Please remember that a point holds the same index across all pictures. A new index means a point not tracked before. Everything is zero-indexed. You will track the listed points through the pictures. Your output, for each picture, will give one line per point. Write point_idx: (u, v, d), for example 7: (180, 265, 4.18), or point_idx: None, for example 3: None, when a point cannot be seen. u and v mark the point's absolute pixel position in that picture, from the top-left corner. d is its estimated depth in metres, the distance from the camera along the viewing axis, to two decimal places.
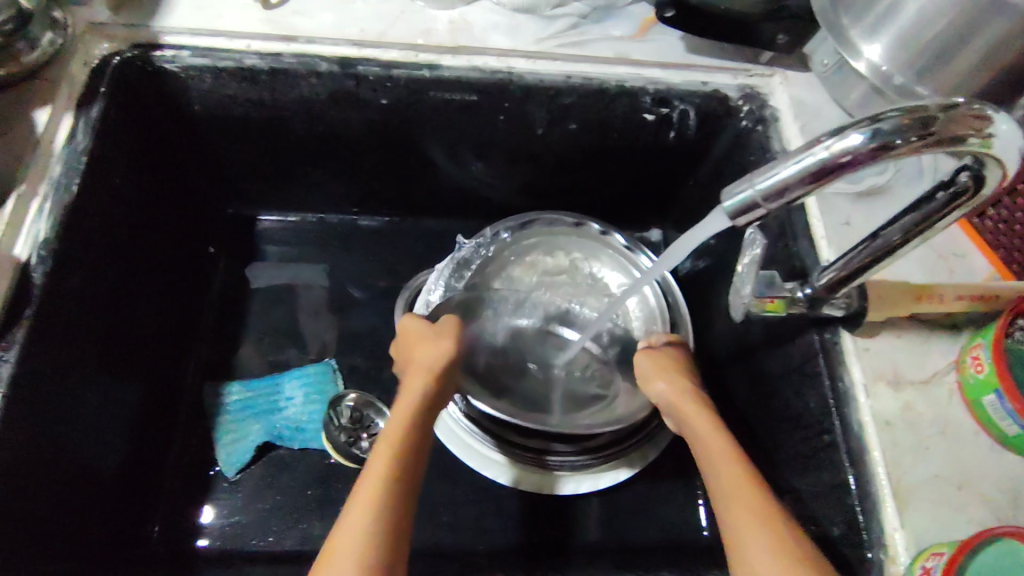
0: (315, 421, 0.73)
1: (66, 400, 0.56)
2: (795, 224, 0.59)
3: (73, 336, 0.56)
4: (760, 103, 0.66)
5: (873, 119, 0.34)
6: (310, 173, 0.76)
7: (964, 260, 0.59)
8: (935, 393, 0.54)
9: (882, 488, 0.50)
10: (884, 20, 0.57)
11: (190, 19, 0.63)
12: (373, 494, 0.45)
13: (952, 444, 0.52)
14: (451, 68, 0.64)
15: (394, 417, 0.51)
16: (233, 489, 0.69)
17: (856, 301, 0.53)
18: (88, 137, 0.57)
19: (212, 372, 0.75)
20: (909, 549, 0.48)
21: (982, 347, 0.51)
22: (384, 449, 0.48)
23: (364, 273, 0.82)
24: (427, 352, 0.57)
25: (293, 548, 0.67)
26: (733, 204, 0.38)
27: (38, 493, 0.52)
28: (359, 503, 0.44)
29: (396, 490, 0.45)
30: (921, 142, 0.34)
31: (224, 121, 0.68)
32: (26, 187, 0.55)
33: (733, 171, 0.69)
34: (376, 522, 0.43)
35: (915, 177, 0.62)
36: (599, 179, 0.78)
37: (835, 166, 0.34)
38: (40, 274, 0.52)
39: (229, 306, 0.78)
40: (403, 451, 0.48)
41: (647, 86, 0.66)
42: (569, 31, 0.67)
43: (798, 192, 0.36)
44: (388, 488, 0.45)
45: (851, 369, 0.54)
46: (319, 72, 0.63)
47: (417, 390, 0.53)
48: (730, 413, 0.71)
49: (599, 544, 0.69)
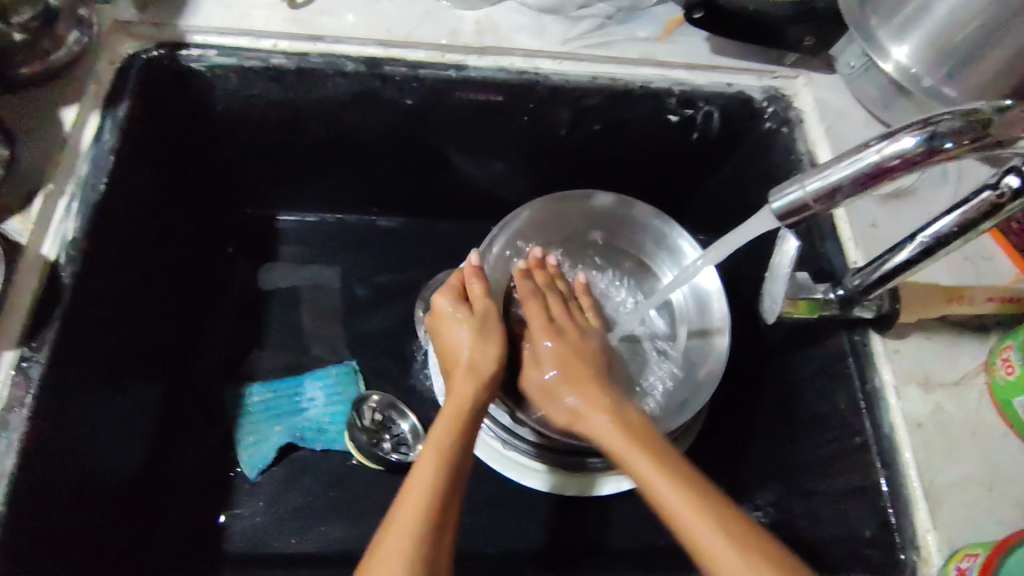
0: (336, 422, 0.73)
1: (92, 401, 0.55)
2: (823, 225, 0.59)
3: (99, 336, 0.56)
4: (784, 105, 0.66)
5: (925, 122, 0.34)
6: (331, 173, 0.76)
7: (990, 261, 0.59)
8: (965, 395, 0.54)
9: (915, 489, 0.50)
10: (913, 22, 0.57)
11: (216, 18, 0.62)
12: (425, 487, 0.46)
13: (983, 446, 0.52)
14: (477, 69, 0.64)
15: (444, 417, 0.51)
16: (254, 491, 0.69)
17: (888, 303, 0.53)
18: (115, 136, 0.57)
19: (232, 372, 0.74)
20: (943, 550, 0.48)
21: (1012, 349, 0.51)
22: (426, 460, 0.48)
23: (383, 273, 0.82)
24: (475, 356, 0.56)
25: (315, 550, 0.67)
26: (780, 205, 0.38)
27: (67, 494, 0.52)
28: (411, 500, 0.45)
29: (448, 489, 0.46)
30: (974, 145, 0.34)
31: (247, 120, 0.68)
32: (54, 186, 0.54)
33: (758, 172, 0.69)
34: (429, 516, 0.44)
35: (940, 180, 0.62)
36: (620, 180, 0.78)
37: (887, 169, 0.35)
38: (69, 275, 0.52)
39: (249, 306, 0.78)
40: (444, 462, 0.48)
41: (672, 87, 0.66)
42: (595, 31, 0.67)
43: (848, 194, 0.36)
44: (445, 489, 0.46)
45: (881, 371, 0.54)
46: (345, 72, 0.63)
47: (469, 391, 0.53)
48: (753, 414, 0.71)
49: (623, 546, 0.69)
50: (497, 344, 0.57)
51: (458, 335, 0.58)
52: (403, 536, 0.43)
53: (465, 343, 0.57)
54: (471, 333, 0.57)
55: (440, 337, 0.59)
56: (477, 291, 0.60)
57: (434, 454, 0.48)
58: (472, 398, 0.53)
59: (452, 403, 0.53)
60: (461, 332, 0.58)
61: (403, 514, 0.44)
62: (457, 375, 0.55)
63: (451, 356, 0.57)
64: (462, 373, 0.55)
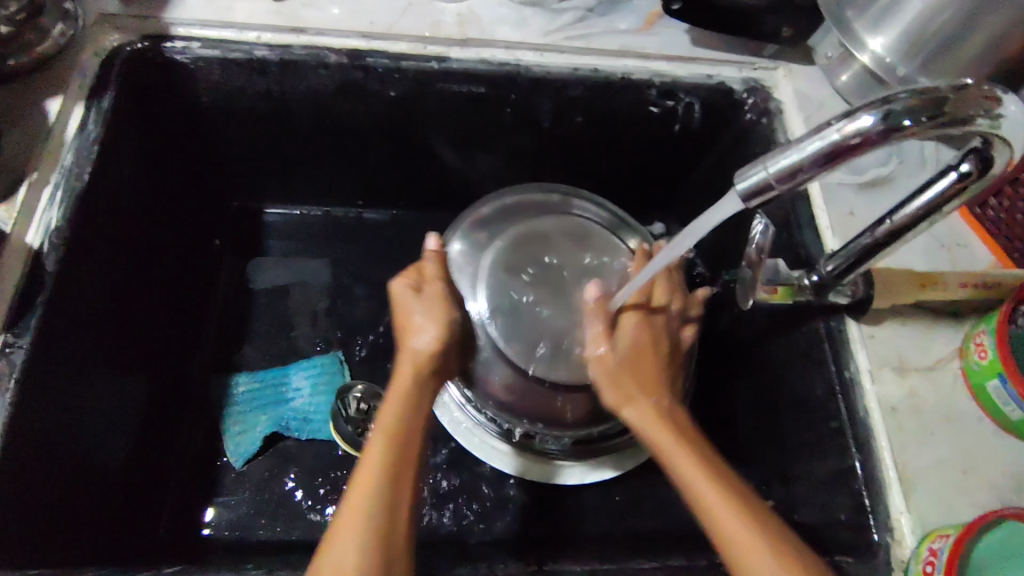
0: (322, 412, 0.73)
1: (78, 389, 0.56)
2: (800, 214, 0.60)
3: (84, 324, 0.56)
4: (764, 96, 0.66)
5: (884, 101, 0.35)
6: (316, 165, 0.77)
7: (966, 248, 0.59)
8: (938, 379, 0.54)
9: (887, 472, 0.51)
10: (887, 13, 0.58)
11: (202, 11, 0.63)
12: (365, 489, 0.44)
13: (956, 429, 0.52)
14: (459, 60, 0.65)
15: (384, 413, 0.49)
16: (239, 480, 0.69)
17: (862, 289, 0.54)
18: (99, 127, 0.58)
19: (219, 363, 0.75)
20: (915, 531, 0.49)
21: (986, 334, 0.52)
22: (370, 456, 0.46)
23: (370, 266, 0.82)
24: (416, 339, 0.53)
25: (300, 539, 0.67)
26: (745, 185, 0.38)
27: (50, 482, 0.52)
28: (354, 495, 0.44)
29: (391, 470, 0.45)
30: (932, 122, 0.34)
31: (232, 113, 0.69)
32: (38, 175, 0.55)
33: (737, 163, 0.69)
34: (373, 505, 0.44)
35: (918, 168, 0.63)
36: (605, 173, 0.78)
37: (847, 147, 0.35)
38: (52, 262, 0.52)
39: (236, 298, 0.78)
40: (384, 462, 0.46)
41: (653, 78, 0.67)
42: (575, 24, 0.68)
43: (809, 174, 0.36)
44: (386, 473, 0.45)
45: (856, 354, 0.55)
46: (328, 64, 0.64)
47: (407, 378, 0.51)
48: (734, 402, 0.71)
49: (610, 532, 0.69)
50: (433, 324, 0.54)
51: (420, 314, 0.55)
52: (352, 534, 0.42)
53: (426, 328, 0.54)
54: (431, 313, 0.54)
55: (398, 317, 0.56)
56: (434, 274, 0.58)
57: (379, 440, 0.47)
58: (413, 379, 0.51)
59: (397, 388, 0.51)
60: (415, 350, 0.53)
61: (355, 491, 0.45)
62: (403, 357, 0.53)
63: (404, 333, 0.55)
64: (406, 358, 0.53)
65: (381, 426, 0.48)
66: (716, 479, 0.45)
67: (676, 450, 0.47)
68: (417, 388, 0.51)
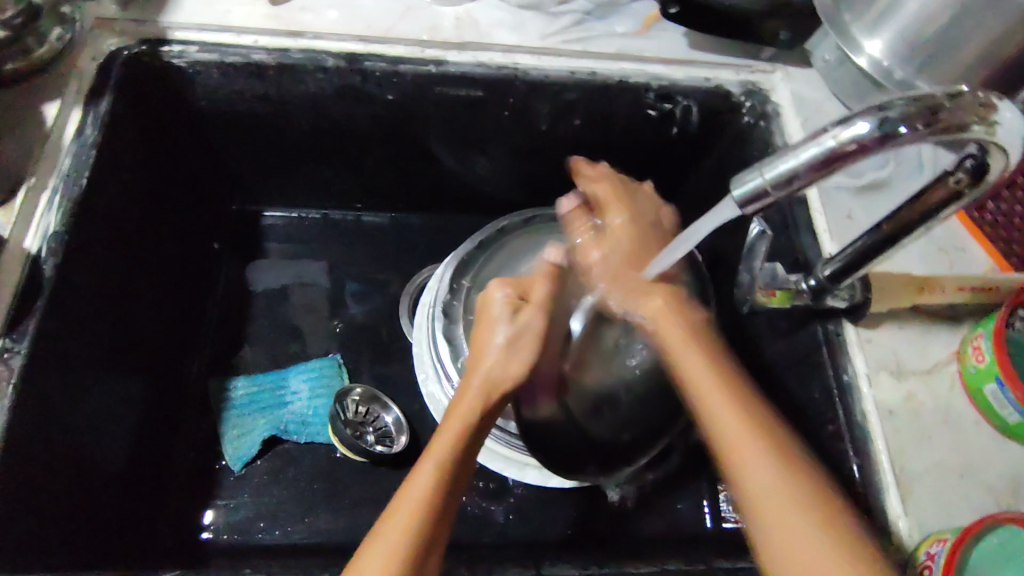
0: (321, 415, 0.73)
1: (77, 393, 0.56)
2: (798, 216, 0.60)
3: (81, 330, 0.56)
4: (762, 99, 0.66)
5: (880, 107, 0.35)
6: (314, 169, 0.77)
7: (964, 251, 0.59)
8: (936, 382, 0.54)
9: (885, 476, 0.51)
10: (886, 16, 0.58)
11: (199, 15, 0.63)
12: (413, 514, 0.44)
13: (954, 432, 0.52)
14: (457, 64, 0.65)
15: (440, 438, 0.48)
16: (238, 484, 0.69)
17: (859, 293, 0.54)
18: (96, 131, 0.58)
19: (218, 366, 0.75)
20: (913, 536, 0.49)
21: (983, 337, 0.52)
22: (420, 481, 0.46)
23: (368, 269, 0.82)
24: (488, 367, 0.52)
25: (298, 541, 0.67)
26: (741, 192, 0.38)
27: (51, 485, 0.53)
28: (396, 523, 0.44)
29: (440, 511, 0.45)
30: (926, 129, 0.34)
31: (230, 117, 0.69)
32: (37, 180, 0.55)
33: (735, 166, 0.69)
34: (414, 541, 0.44)
35: (916, 171, 0.63)
36: (602, 175, 0.78)
37: (843, 154, 0.35)
38: (50, 267, 0.52)
39: (235, 301, 0.78)
40: (434, 499, 0.45)
41: (650, 82, 0.67)
42: (573, 27, 0.68)
43: (805, 180, 0.36)
44: (424, 526, 0.44)
45: (854, 358, 0.55)
46: (326, 67, 0.64)
47: (473, 405, 0.50)
48: None
49: (609, 535, 0.68)
50: (515, 361, 0.52)
51: (503, 333, 0.53)
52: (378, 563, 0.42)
53: (505, 356, 0.52)
54: (516, 345, 0.52)
55: (479, 325, 0.54)
56: (544, 296, 0.55)
57: (431, 471, 0.46)
58: (475, 412, 0.50)
59: (457, 413, 0.50)
60: (497, 373, 0.52)
61: (401, 515, 0.45)
62: (470, 381, 0.52)
63: (485, 343, 0.53)
64: (473, 383, 0.51)
65: (437, 454, 0.47)
66: (766, 449, 0.43)
67: (715, 419, 0.46)
68: (477, 425, 0.50)
